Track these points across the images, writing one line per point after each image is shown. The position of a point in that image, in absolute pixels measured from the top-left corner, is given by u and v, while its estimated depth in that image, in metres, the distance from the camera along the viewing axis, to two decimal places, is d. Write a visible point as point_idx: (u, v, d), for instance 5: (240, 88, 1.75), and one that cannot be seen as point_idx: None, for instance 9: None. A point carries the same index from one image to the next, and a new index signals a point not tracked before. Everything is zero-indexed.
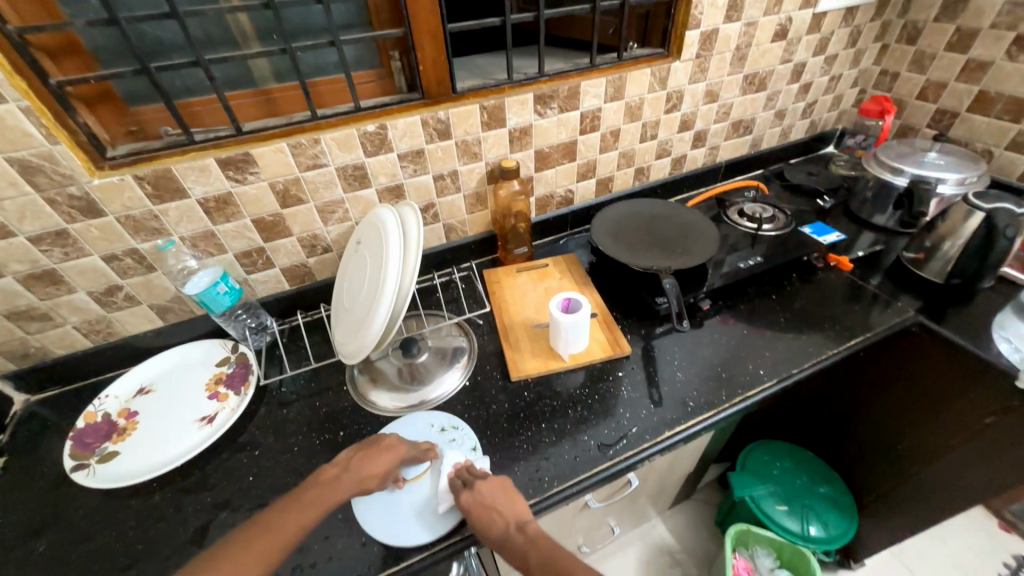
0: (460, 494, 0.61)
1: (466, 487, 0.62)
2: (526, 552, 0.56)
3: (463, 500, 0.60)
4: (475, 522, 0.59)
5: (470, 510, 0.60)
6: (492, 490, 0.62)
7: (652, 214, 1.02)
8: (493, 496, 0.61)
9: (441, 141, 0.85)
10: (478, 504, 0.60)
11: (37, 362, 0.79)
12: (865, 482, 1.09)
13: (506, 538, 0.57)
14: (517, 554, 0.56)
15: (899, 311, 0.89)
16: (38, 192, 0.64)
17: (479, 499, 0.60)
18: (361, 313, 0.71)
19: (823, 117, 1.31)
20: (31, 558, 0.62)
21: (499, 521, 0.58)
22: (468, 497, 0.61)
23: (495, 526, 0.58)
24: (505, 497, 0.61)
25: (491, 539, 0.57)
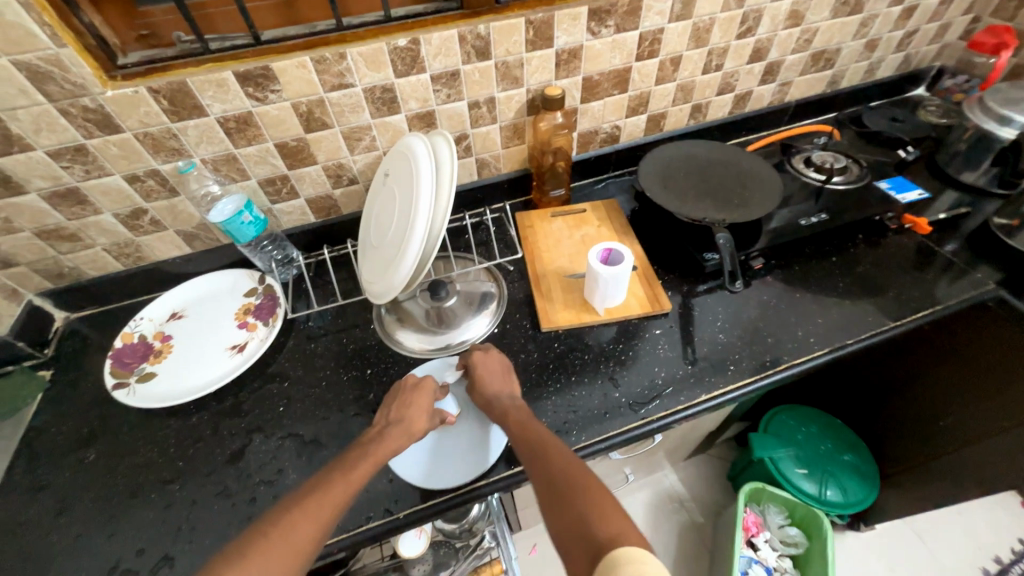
0: (472, 351, 0.69)
1: (481, 351, 0.69)
2: (505, 410, 0.61)
3: (473, 357, 0.68)
4: (474, 378, 0.66)
5: (476, 366, 0.67)
6: (499, 360, 0.69)
7: (707, 159, 0.91)
8: (496, 365, 0.68)
9: (479, 62, 0.76)
10: (483, 365, 0.67)
11: (73, 282, 0.80)
12: (895, 452, 1.07)
13: (497, 395, 0.64)
14: (498, 409, 0.62)
15: (976, 283, 0.81)
16: (50, 101, 0.60)
17: (487, 360, 0.68)
18: (390, 252, 0.68)
19: (920, 52, 1.12)
20: (83, 466, 0.66)
21: (496, 382, 0.66)
22: (480, 358, 0.68)
23: (492, 387, 0.65)
24: (504, 374, 0.67)
25: (482, 396, 0.64)
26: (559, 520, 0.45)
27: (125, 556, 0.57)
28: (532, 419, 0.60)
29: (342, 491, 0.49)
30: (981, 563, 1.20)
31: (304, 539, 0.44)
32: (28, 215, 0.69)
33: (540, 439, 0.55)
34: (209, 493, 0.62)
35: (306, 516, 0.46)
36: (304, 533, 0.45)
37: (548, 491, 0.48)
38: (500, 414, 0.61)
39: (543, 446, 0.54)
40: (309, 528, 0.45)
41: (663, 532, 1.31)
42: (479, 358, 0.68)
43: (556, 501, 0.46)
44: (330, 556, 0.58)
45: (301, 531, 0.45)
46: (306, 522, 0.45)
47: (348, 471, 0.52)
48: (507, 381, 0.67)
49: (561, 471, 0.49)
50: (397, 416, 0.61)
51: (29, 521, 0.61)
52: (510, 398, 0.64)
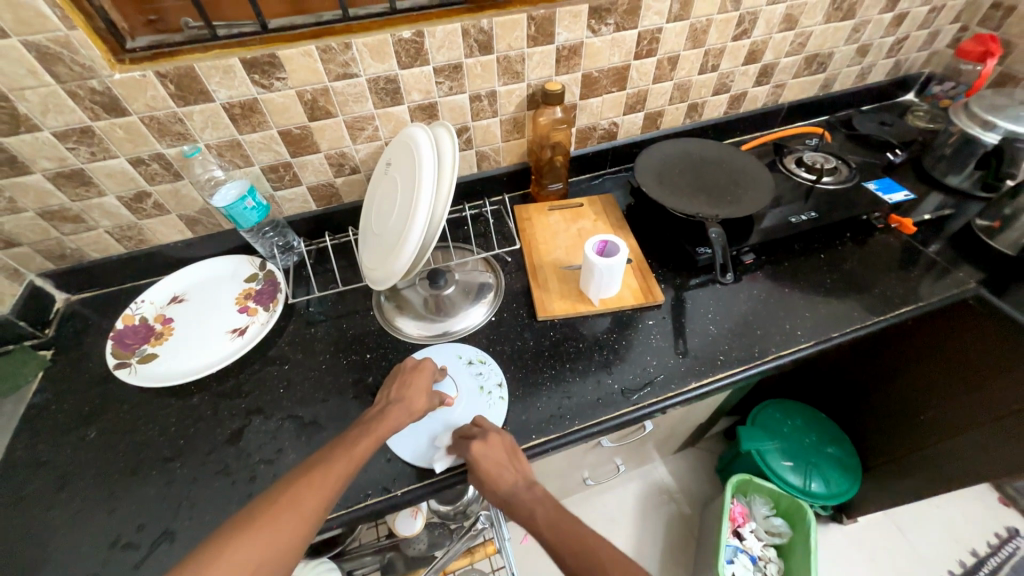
0: (468, 448, 0.59)
1: (477, 440, 0.60)
2: (531, 508, 0.56)
3: (472, 452, 0.59)
4: (483, 478, 0.58)
5: (478, 464, 0.58)
6: (503, 446, 0.61)
7: (701, 157, 0.94)
8: (500, 452, 0.60)
9: (482, 55, 0.77)
10: (486, 459, 0.58)
11: (74, 263, 0.81)
12: (877, 446, 1.10)
13: (514, 491, 0.57)
14: (522, 508, 0.56)
15: (957, 282, 0.84)
16: (59, 83, 0.61)
17: (488, 452, 0.59)
18: (391, 240, 0.69)
19: (910, 58, 1.15)
20: (84, 444, 0.67)
21: (507, 474, 0.59)
22: (479, 450, 0.59)
23: (504, 481, 0.58)
24: (510, 460, 0.60)
25: (499, 496, 0.58)
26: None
27: (126, 530, 0.58)
28: (563, 513, 0.55)
29: (345, 466, 0.52)
30: (958, 556, 1.23)
31: (309, 509, 0.47)
32: (33, 195, 0.70)
33: (582, 542, 0.50)
34: (209, 471, 0.63)
35: (310, 489, 0.48)
36: (310, 503, 0.47)
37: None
38: (527, 514, 0.56)
39: (587, 549, 0.49)
40: (315, 499, 0.48)
41: (652, 523, 1.34)
42: (477, 451, 0.59)
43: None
44: (329, 531, 0.59)
45: (306, 502, 0.47)
46: (310, 494, 0.48)
47: (351, 448, 0.54)
48: (521, 470, 0.60)
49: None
50: (398, 396, 0.62)
51: (31, 495, 0.62)
52: (527, 487, 0.58)
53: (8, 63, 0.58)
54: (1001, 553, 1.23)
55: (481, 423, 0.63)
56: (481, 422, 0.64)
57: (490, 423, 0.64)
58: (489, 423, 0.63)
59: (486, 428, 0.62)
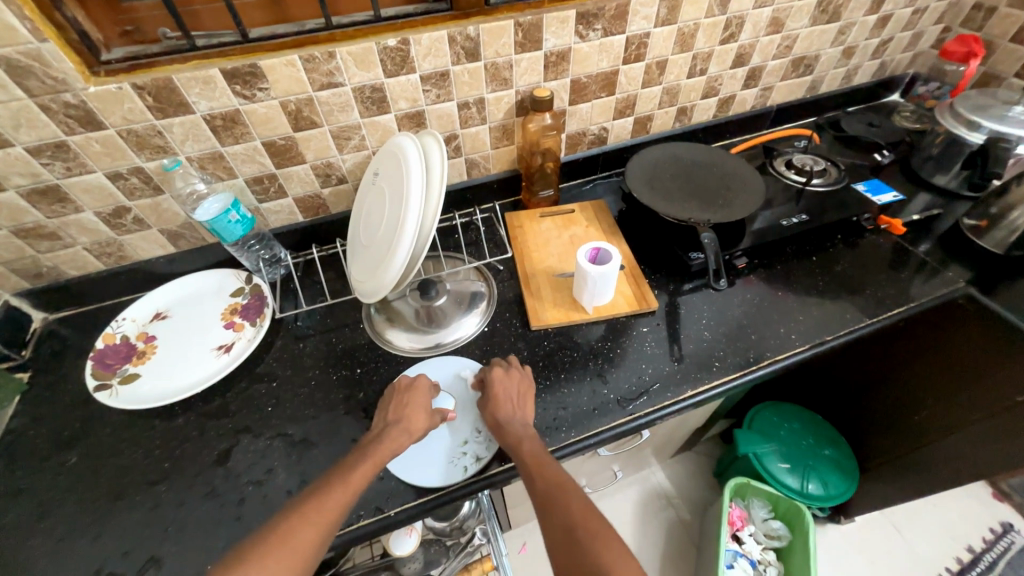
0: (492, 368, 0.67)
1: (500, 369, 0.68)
2: (518, 437, 0.59)
3: (492, 374, 0.66)
4: (491, 399, 0.64)
5: (493, 386, 0.65)
6: (516, 382, 0.67)
7: (692, 161, 0.94)
8: (516, 386, 0.66)
9: (469, 63, 0.76)
10: (501, 383, 0.66)
11: (51, 282, 0.78)
12: (873, 447, 1.10)
13: (509, 420, 0.61)
14: (510, 435, 0.60)
15: (948, 281, 0.84)
16: (30, 96, 0.59)
17: (506, 381, 0.66)
18: (380, 250, 0.68)
19: (895, 59, 1.16)
20: (63, 469, 0.64)
21: (511, 405, 0.64)
22: (498, 375, 0.67)
23: (505, 408, 0.63)
24: (521, 395, 0.66)
25: (495, 419, 0.62)
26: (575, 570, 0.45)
27: (108, 560, 0.56)
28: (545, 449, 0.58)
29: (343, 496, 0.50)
30: (954, 553, 1.24)
31: (302, 541, 0.45)
32: (6, 213, 0.67)
33: (556, 480, 0.53)
34: (197, 494, 0.61)
35: (306, 523, 0.47)
36: (303, 539, 0.45)
37: (564, 536, 0.48)
38: (513, 441, 0.59)
39: (559, 486, 0.52)
40: (310, 533, 0.46)
41: (651, 529, 1.33)
42: (497, 375, 0.66)
43: (570, 549, 0.46)
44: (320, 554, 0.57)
45: (300, 538, 0.46)
46: (309, 529, 0.46)
47: (344, 477, 0.52)
48: (522, 394, 0.66)
49: (580, 521, 0.48)
50: (395, 418, 0.61)
51: (6, 527, 0.59)
52: (523, 423, 0.62)
53: None
54: (997, 549, 1.24)
55: (511, 357, 0.70)
56: (511, 359, 0.71)
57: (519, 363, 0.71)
58: (516, 361, 0.70)
59: (511, 364, 0.69)
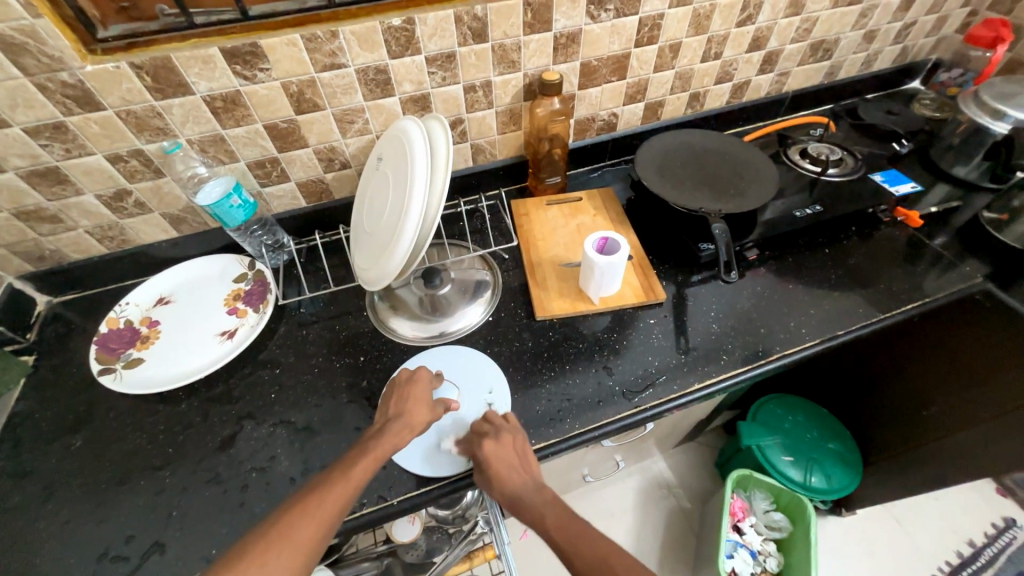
0: (479, 444, 0.59)
1: (485, 439, 0.60)
2: (538, 512, 0.54)
3: (481, 450, 0.58)
4: (491, 476, 0.57)
5: (488, 462, 0.58)
6: (511, 446, 0.59)
7: (704, 149, 0.91)
8: (510, 451, 0.59)
9: (475, 44, 0.74)
10: (495, 455, 0.58)
11: (54, 265, 0.77)
12: (878, 442, 1.09)
13: (521, 494, 0.56)
14: (528, 510, 0.55)
15: (964, 276, 0.82)
16: (26, 75, 0.57)
17: (499, 450, 0.59)
18: (383, 238, 0.66)
19: (917, 44, 1.11)
20: (69, 452, 0.64)
21: (516, 474, 0.57)
22: (489, 447, 0.59)
23: (510, 481, 0.57)
24: (520, 461, 0.59)
25: (506, 496, 0.56)
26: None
27: (114, 543, 0.56)
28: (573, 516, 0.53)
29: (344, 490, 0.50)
30: (955, 546, 1.24)
31: (303, 532, 0.45)
32: (6, 195, 0.67)
33: (593, 550, 0.48)
34: (201, 480, 0.61)
35: (306, 516, 0.46)
36: (306, 531, 0.45)
37: None
38: (535, 517, 0.54)
39: (597, 554, 0.48)
40: (309, 528, 0.46)
41: (651, 518, 1.34)
42: (487, 448, 0.59)
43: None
44: None
45: (302, 530, 0.45)
46: (310, 522, 0.46)
47: (346, 469, 0.52)
48: (520, 456, 0.59)
49: None
50: (396, 413, 0.60)
51: (14, 508, 0.60)
52: (536, 490, 0.56)
53: None
54: (998, 543, 1.24)
55: (493, 419, 0.62)
56: (495, 418, 0.63)
57: (502, 419, 0.63)
58: (500, 419, 0.62)
59: (498, 427, 0.62)
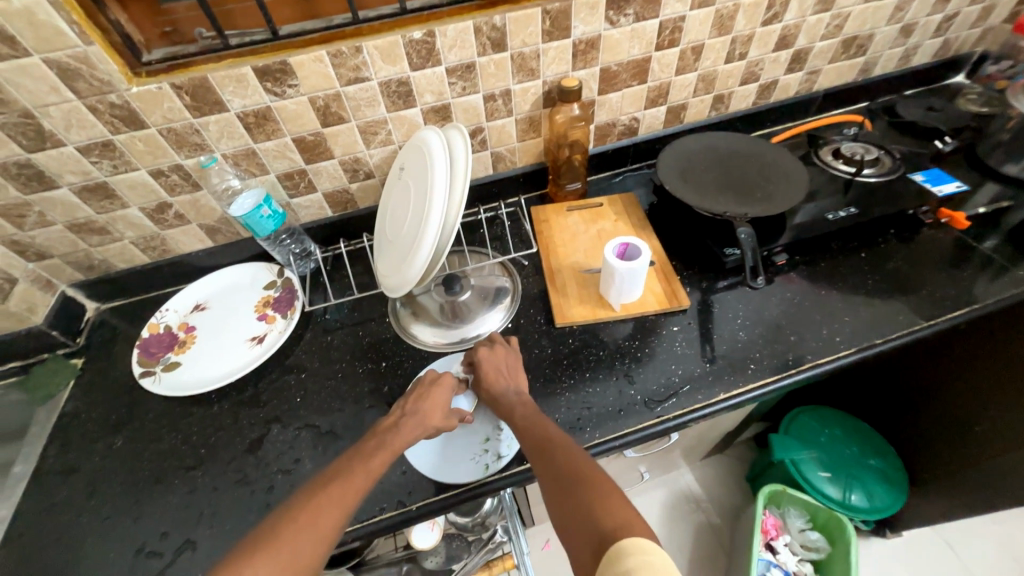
0: (477, 348, 0.68)
1: (485, 347, 0.69)
2: (512, 406, 0.61)
3: (477, 353, 0.68)
4: (481, 376, 0.66)
5: (480, 363, 0.67)
6: (504, 357, 0.68)
7: (729, 152, 0.89)
8: (503, 361, 0.67)
9: (495, 53, 0.75)
10: (489, 360, 0.67)
11: (102, 274, 0.83)
12: (924, 458, 1.03)
13: (503, 391, 0.63)
14: (504, 405, 0.62)
15: (1018, 281, 0.76)
16: (80, 98, 0.62)
17: (493, 359, 0.67)
18: (405, 245, 0.68)
19: (960, 36, 1.05)
20: (111, 451, 0.68)
21: (502, 379, 0.65)
22: (485, 353, 0.67)
23: (498, 383, 0.65)
24: (509, 371, 0.67)
25: (489, 392, 0.64)
26: (564, 518, 0.46)
27: (150, 539, 0.59)
28: (540, 414, 0.60)
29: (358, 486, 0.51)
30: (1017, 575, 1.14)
31: (323, 524, 0.46)
32: (60, 209, 0.72)
33: (550, 439, 0.55)
34: (231, 480, 0.64)
35: (326, 509, 0.48)
36: (330, 520, 0.47)
37: (555, 488, 0.49)
38: (507, 413, 0.61)
39: (552, 443, 0.54)
40: (331, 517, 0.47)
41: (678, 532, 1.30)
42: (483, 353, 0.67)
43: (564, 500, 0.48)
44: (345, 545, 0.59)
45: (326, 519, 0.47)
46: (332, 514, 0.47)
47: (366, 463, 0.53)
48: (509, 365, 0.67)
49: (568, 466, 0.50)
50: (413, 409, 0.61)
51: (62, 502, 0.63)
52: (517, 394, 0.64)
53: (31, 80, 0.59)
54: None
55: (496, 335, 0.71)
56: (499, 336, 0.71)
57: (506, 339, 0.71)
58: (500, 336, 0.71)
59: (495, 341, 0.70)
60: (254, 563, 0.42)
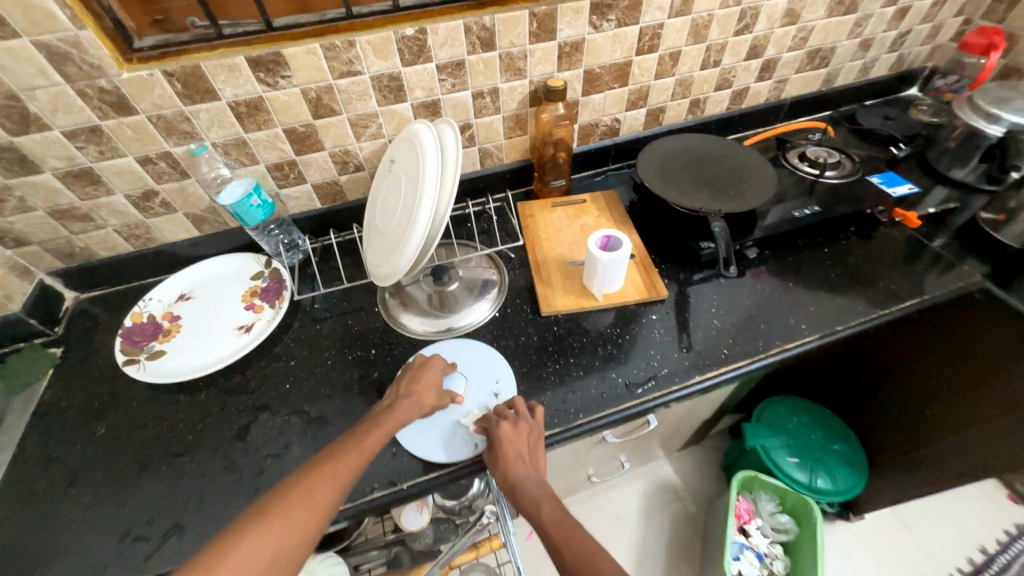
0: (498, 424, 0.62)
1: (505, 422, 0.62)
2: (537, 503, 0.58)
3: (499, 432, 0.61)
4: (501, 461, 0.60)
5: (501, 443, 0.61)
6: (526, 435, 0.62)
7: (704, 153, 0.94)
8: (524, 442, 0.61)
9: (484, 53, 0.78)
10: (510, 442, 0.60)
11: (83, 262, 0.81)
12: (882, 443, 1.10)
13: (524, 482, 0.59)
14: (527, 500, 0.58)
15: (963, 276, 0.83)
16: (68, 82, 0.62)
17: (515, 439, 0.61)
18: (396, 235, 0.69)
19: (913, 52, 1.14)
20: (94, 438, 0.68)
21: (523, 464, 0.60)
22: (507, 433, 0.61)
23: (519, 468, 0.59)
24: (531, 452, 0.61)
25: (508, 481, 0.59)
26: None
27: (136, 524, 0.59)
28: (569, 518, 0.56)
29: (353, 463, 0.53)
30: (966, 554, 1.22)
31: (320, 499, 0.48)
32: (43, 195, 0.71)
33: (588, 553, 0.52)
34: (219, 464, 0.64)
35: (320, 484, 0.49)
36: (325, 495, 0.49)
37: None
38: (531, 507, 0.58)
39: (592, 557, 0.52)
40: (326, 493, 0.49)
41: (657, 521, 1.34)
42: (505, 432, 0.61)
43: None
44: (337, 523, 0.60)
45: (320, 494, 0.49)
46: (324, 488, 0.49)
47: (360, 443, 0.55)
48: (532, 446, 0.62)
49: None
50: (407, 391, 0.63)
51: (42, 490, 0.62)
52: (539, 483, 0.59)
53: (18, 63, 0.59)
54: (1010, 551, 1.22)
55: (517, 406, 0.65)
56: (517, 405, 0.65)
57: (526, 408, 0.65)
58: (524, 408, 0.65)
59: (518, 413, 0.64)
60: (250, 536, 0.44)
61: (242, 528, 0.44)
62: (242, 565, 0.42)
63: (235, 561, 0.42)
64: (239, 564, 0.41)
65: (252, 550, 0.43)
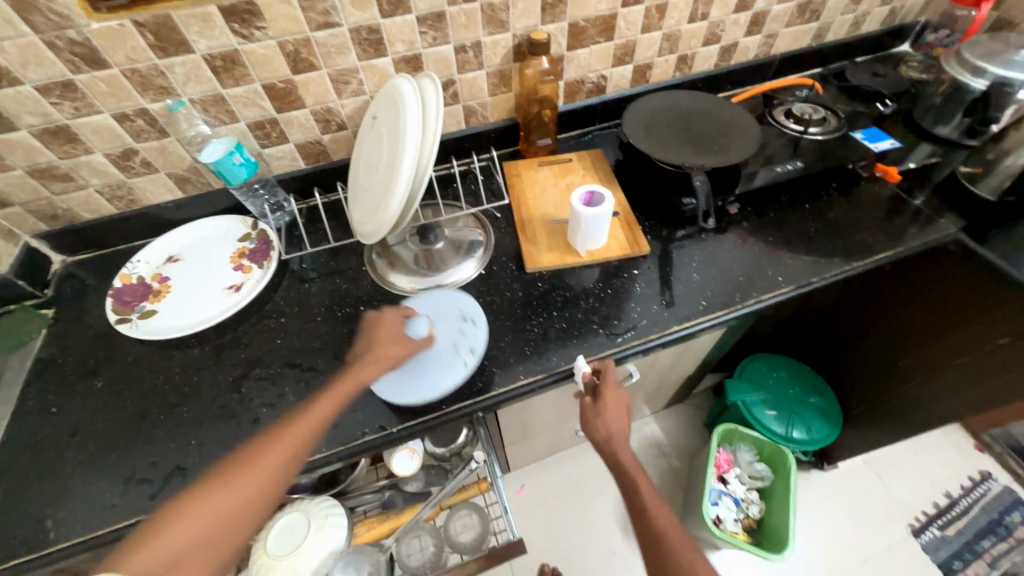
0: (610, 377, 0.70)
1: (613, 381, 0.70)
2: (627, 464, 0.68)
3: (609, 388, 0.69)
4: (603, 414, 0.70)
5: (605, 397, 0.69)
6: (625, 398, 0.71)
7: (690, 109, 0.94)
8: (622, 406, 0.70)
9: (465, 4, 0.76)
10: (613, 399, 0.69)
11: (67, 224, 0.81)
12: (856, 395, 1.15)
13: (619, 437, 0.70)
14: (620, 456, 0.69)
15: (939, 229, 0.85)
16: (36, 32, 0.60)
17: (618, 399, 0.70)
18: (379, 192, 0.70)
19: (905, 5, 1.12)
20: (92, 391, 0.70)
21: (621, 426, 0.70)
22: (613, 392, 0.70)
23: (614, 426, 0.70)
24: (623, 413, 0.71)
25: (604, 433, 0.70)
26: None
27: (139, 468, 0.62)
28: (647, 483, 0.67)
29: (310, 423, 0.58)
30: (932, 498, 1.30)
31: (269, 465, 0.53)
32: (20, 152, 0.70)
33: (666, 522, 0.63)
34: (215, 414, 0.67)
35: (272, 446, 0.55)
36: (268, 460, 0.54)
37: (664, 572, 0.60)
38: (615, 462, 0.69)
39: (667, 525, 0.63)
40: (271, 459, 0.54)
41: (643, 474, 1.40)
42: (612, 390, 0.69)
43: None
44: (327, 466, 0.64)
45: (266, 461, 0.54)
46: (270, 453, 0.54)
47: (311, 408, 0.59)
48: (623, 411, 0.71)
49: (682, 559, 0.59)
50: (364, 352, 0.66)
51: (45, 440, 0.65)
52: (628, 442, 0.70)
53: None
54: (974, 494, 1.31)
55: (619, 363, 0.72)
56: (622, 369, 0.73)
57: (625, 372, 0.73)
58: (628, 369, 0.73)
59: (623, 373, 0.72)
60: (199, 501, 0.50)
61: (196, 492, 0.51)
62: (189, 526, 0.49)
63: (184, 523, 0.48)
64: (180, 527, 0.48)
65: (195, 514, 0.49)
